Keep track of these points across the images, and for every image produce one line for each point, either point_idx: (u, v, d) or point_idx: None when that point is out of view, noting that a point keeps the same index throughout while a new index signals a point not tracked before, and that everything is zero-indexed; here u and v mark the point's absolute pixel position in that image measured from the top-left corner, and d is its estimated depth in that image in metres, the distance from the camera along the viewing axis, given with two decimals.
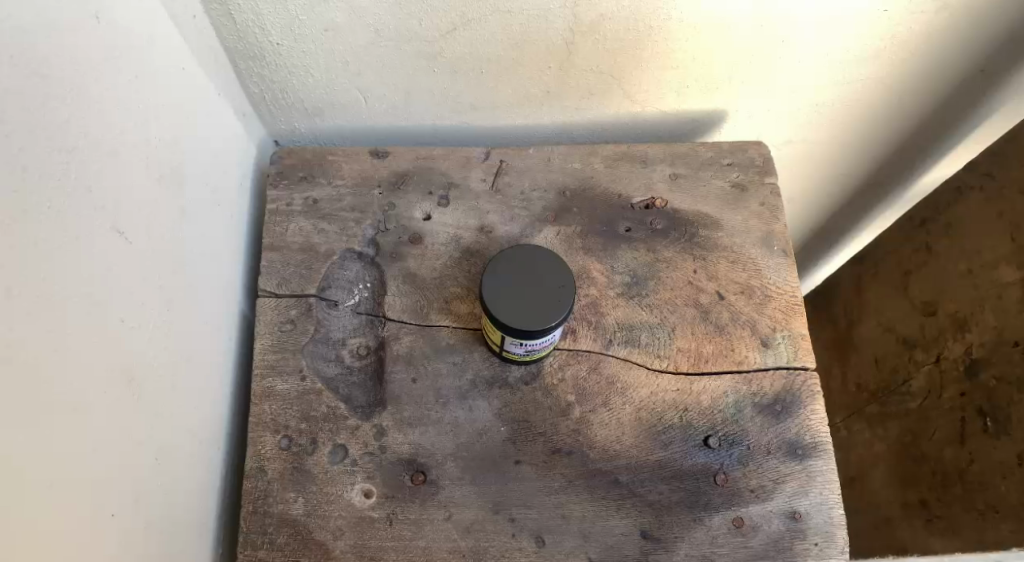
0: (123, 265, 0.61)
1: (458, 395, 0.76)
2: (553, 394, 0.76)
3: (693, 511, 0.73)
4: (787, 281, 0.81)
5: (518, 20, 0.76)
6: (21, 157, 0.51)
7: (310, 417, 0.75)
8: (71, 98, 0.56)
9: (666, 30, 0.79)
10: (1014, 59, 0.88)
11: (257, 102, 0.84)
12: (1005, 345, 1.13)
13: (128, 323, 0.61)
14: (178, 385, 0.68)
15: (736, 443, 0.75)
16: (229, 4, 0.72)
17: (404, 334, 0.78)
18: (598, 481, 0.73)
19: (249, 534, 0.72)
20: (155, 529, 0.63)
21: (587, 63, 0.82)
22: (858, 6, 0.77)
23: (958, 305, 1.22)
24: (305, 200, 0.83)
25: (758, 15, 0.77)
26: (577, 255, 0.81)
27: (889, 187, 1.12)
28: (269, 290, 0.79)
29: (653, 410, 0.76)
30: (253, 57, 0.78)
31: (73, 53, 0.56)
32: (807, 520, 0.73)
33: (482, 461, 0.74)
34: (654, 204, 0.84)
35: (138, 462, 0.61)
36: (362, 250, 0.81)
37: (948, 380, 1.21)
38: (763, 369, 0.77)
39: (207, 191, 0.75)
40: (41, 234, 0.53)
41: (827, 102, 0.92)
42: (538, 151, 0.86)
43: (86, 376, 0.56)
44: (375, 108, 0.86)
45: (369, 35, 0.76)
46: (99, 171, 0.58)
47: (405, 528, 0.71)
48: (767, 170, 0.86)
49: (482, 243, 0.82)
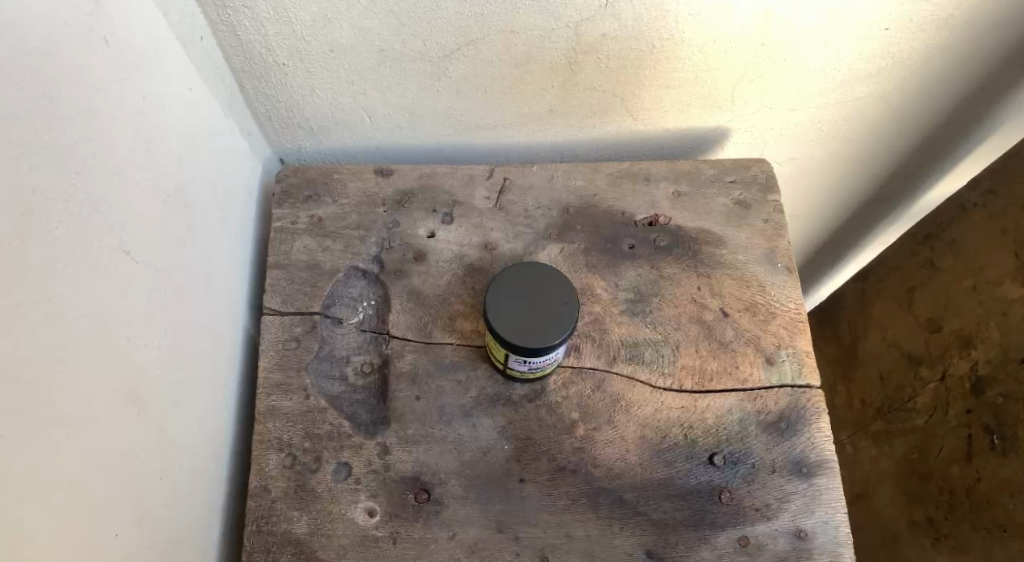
0: (125, 283, 0.61)
1: (462, 413, 0.76)
2: (558, 412, 0.76)
3: (698, 530, 0.72)
4: (791, 299, 0.81)
5: (522, 40, 0.76)
6: (28, 179, 0.52)
7: (314, 435, 0.75)
8: (80, 120, 0.57)
9: (668, 50, 0.79)
10: (1019, 57, 0.85)
11: (263, 121, 0.85)
12: (1011, 364, 1.01)
13: (134, 341, 0.61)
14: (181, 401, 0.68)
15: (740, 461, 0.75)
16: (235, 25, 0.73)
17: (408, 352, 0.78)
18: (602, 499, 0.73)
19: (251, 553, 0.71)
20: (157, 544, 0.63)
21: (589, 83, 0.83)
22: (856, 24, 0.78)
23: (963, 321, 1.12)
24: (309, 218, 0.84)
25: (759, 34, 0.78)
26: (580, 272, 0.82)
27: (888, 201, 1.12)
28: (274, 307, 0.80)
29: (657, 428, 0.76)
30: (259, 78, 0.79)
31: (84, 75, 0.57)
32: (814, 539, 0.72)
33: (485, 479, 0.73)
34: (656, 221, 0.84)
35: (139, 483, 0.61)
36: (366, 268, 0.81)
37: (956, 398, 1.10)
38: (767, 388, 0.77)
39: (208, 205, 0.74)
40: (43, 248, 0.53)
41: (829, 117, 0.92)
42: (542, 168, 0.87)
43: (93, 393, 0.57)
44: (379, 125, 0.86)
45: (375, 56, 0.77)
46: (108, 191, 0.59)
47: (409, 548, 0.71)
48: (770, 187, 0.86)
49: (486, 260, 0.82)
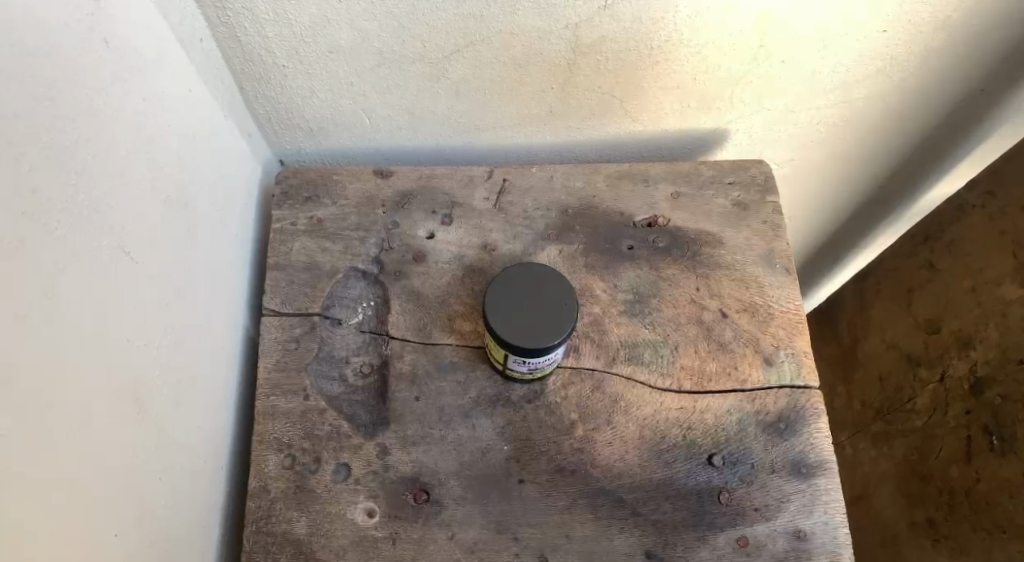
0: (125, 284, 0.61)
1: (461, 413, 0.76)
2: (557, 412, 0.76)
3: (698, 530, 0.72)
4: (789, 300, 0.81)
5: (521, 41, 0.77)
6: (29, 179, 0.52)
7: (313, 435, 0.75)
8: (81, 121, 0.57)
9: (667, 51, 0.79)
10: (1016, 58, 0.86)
11: (263, 122, 0.85)
12: (1010, 365, 1.01)
13: (134, 341, 0.62)
14: (181, 402, 0.68)
15: (740, 461, 0.75)
16: (235, 27, 0.73)
17: (407, 352, 0.78)
18: (601, 499, 0.73)
19: (251, 553, 0.71)
20: (157, 544, 0.63)
21: (588, 84, 0.83)
22: (854, 25, 0.78)
23: (961, 323, 1.11)
24: (309, 219, 0.84)
25: (758, 35, 0.78)
26: (579, 272, 0.82)
27: (887, 202, 1.13)
28: (273, 308, 0.80)
29: (656, 429, 0.76)
30: (259, 79, 0.79)
31: (84, 76, 0.57)
32: (813, 539, 0.72)
33: (484, 479, 0.74)
34: (656, 222, 0.84)
35: (138, 483, 0.61)
36: (366, 269, 0.82)
37: (955, 399, 1.10)
38: (766, 388, 0.77)
39: (208, 206, 0.74)
40: (42, 249, 0.53)
41: (828, 118, 0.92)
42: (541, 170, 0.87)
43: (93, 394, 0.57)
44: (379, 127, 0.86)
45: (375, 57, 0.77)
46: (108, 191, 0.59)
47: (408, 548, 0.71)
48: (769, 189, 0.86)
49: (485, 261, 0.82)
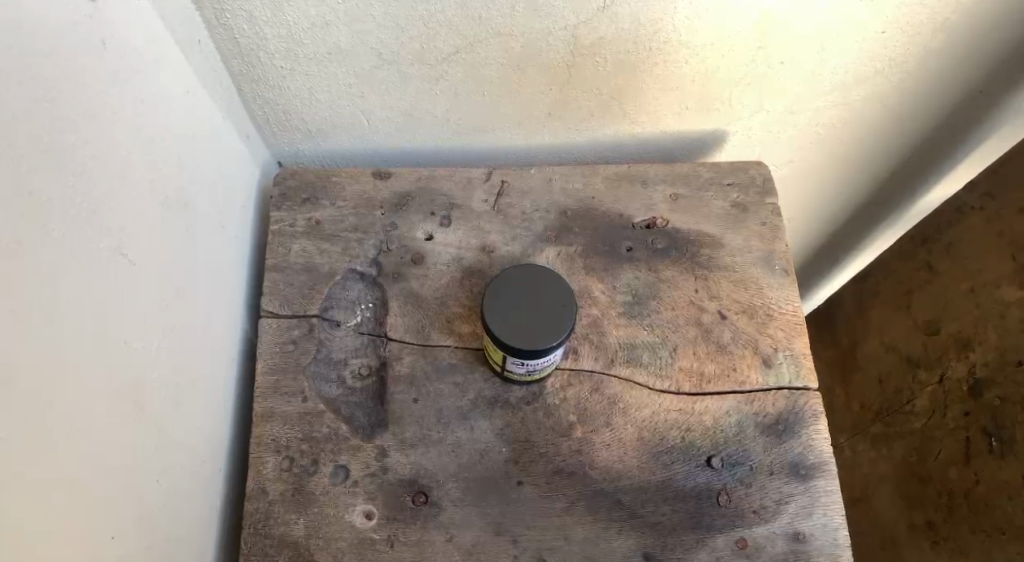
0: (124, 285, 0.61)
1: (459, 415, 0.76)
2: (556, 414, 0.76)
3: (697, 531, 0.72)
4: (788, 302, 0.81)
5: (520, 42, 0.76)
6: (28, 179, 0.52)
7: (312, 437, 0.75)
8: (80, 122, 0.57)
9: (666, 52, 0.79)
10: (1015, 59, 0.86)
11: (262, 124, 0.85)
12: (1009, 366, 1.01)
13: (133, 342, 0.62)
14: (180, 403, 0.68)
15: (739, 463, 0.75)
16: (234, 28, 0.73)
17: (405, 354, 0.78)
18: (600, 501, 0.73)
19: (249, 555, 0.71)
20: (155, 545, 0.63)
21: (587, 86, 0.83)
22: (853, 26, 0.78)
23: (959, 324, 1.11)
24: (307, 221, 0.84)
25: (757, 36, 0.78)
26: (578, 274, 0.82)
27: (885, 203, 1.13)
28: (271, 310, 0.80)
29: (655, 431, 0.76)
30: (257, 80, 0.79)
31: (83, 77, 0.57)
32: (812, 541, 0.72)
33: (483, 481, 0.73)
34: (654, 223, 0.84)
35: (137, 484, 0.61)
36: (364, 270, 0.82)
37: (953, 401, 1.10)
38: (765, 390, 0.77)
39: (206, 207, 0.74)
40: (41, 249, 0.53)
41: (827, 120, 0.92)
42: (540, 171, 0.87)
43: (92, 396, 0.57)
44: (377, 128, 0.86)
45: (374, 59, 0.77)
46: (107, 192, 0.59)
47: (406, 550, 0.71)
48: (768, 190, 0.86)
49: (484, 262, 0.82)
